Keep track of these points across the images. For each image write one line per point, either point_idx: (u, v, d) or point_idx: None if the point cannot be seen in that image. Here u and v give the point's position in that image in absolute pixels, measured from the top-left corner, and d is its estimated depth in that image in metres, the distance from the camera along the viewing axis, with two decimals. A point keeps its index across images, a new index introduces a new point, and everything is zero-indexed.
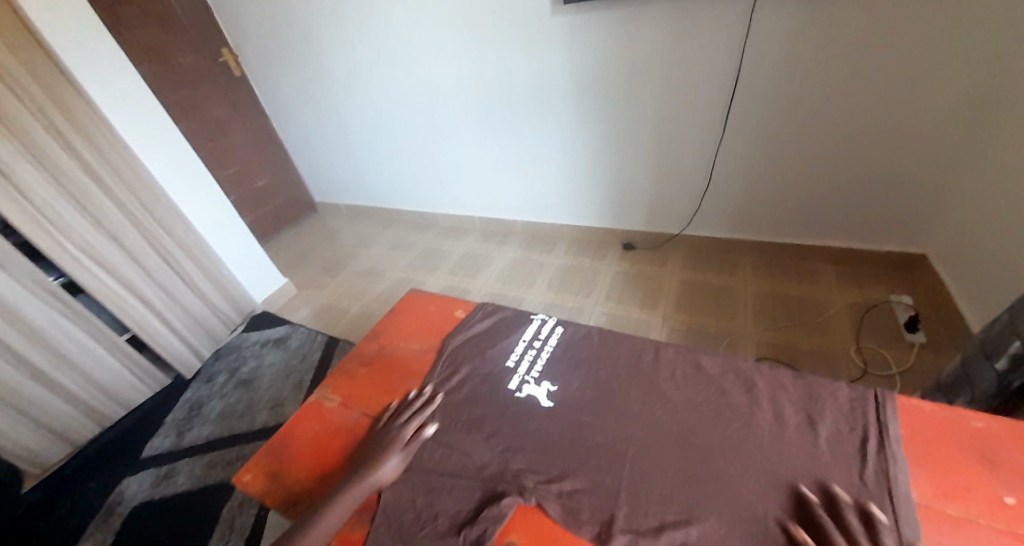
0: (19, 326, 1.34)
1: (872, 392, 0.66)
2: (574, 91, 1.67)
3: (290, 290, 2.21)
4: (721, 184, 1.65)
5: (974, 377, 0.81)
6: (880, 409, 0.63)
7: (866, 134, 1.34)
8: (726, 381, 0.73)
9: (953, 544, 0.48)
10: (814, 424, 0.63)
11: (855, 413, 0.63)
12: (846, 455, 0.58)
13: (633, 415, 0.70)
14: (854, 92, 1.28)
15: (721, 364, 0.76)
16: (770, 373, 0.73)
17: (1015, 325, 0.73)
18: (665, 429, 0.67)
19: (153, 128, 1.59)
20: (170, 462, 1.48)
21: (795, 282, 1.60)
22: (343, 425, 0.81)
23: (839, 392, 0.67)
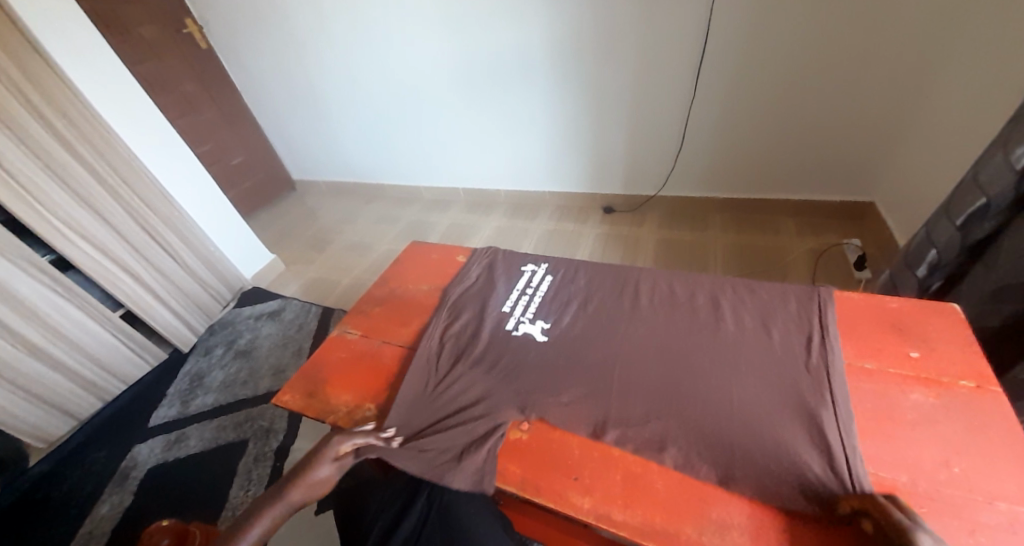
0: (11, 302, 1.34)
1: (816, 300, 0.77)
2: (550, 58, 1.71)
3: (279, 265, 2.23)
4: (692, 144, 1.74)
5: (902, 286, 1.00)
6: (824, 307, 0.75)
7: (822, 92, 1.46)
8: (696, 304, 0.83)
9: (870, 386, 0.62)
10: (767, 322, 0.75)
11: (802, 310, 0.76)
12: (792, 341, 0.71)
13: (619, 336, 0.80)
14: (812, 51, 1.38)
15: (692, 284, 0.88)
16: (732, 295, 0.83)
17: (931, 236, 0.89)
18: (646, 336, 0.78)
19: (127, 100, 1.56)
20: (179, 427, 1.55)
21: (759, 233, 1.75)
22: (366, 351, 0.90)
23: (789, 302, 0.78)
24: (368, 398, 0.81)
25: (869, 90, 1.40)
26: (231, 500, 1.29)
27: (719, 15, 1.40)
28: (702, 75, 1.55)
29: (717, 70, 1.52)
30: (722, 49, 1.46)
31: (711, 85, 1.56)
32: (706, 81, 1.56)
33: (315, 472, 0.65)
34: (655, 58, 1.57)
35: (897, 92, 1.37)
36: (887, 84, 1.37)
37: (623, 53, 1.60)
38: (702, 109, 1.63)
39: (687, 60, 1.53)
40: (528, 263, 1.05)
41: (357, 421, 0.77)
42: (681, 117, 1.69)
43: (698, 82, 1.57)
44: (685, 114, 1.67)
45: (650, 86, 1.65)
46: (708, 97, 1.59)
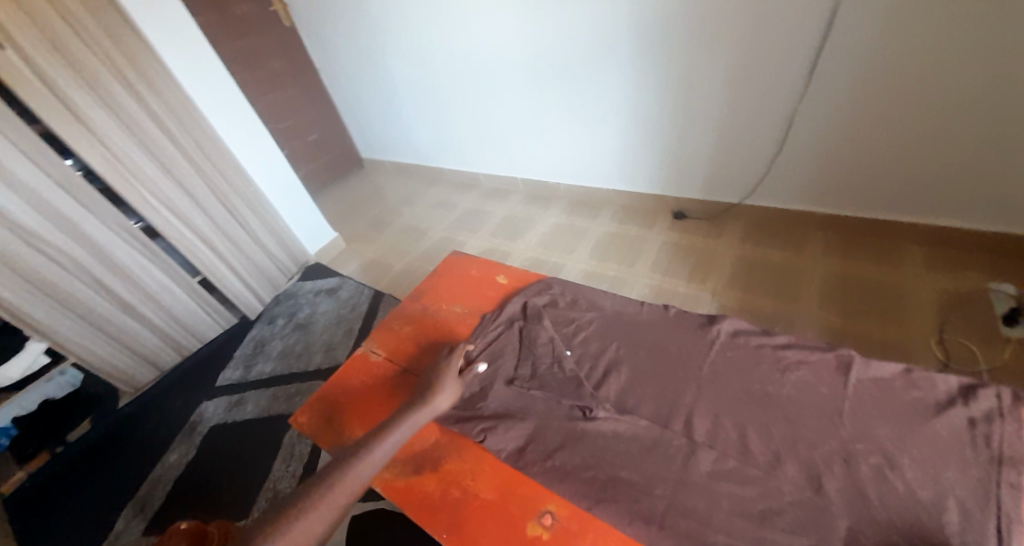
0: (108, 264, 1.49)
1: (994, 521, 0.46)
2: (635, 41, 1.50)
3: (341, 243, 2.30)
4: (797, 149, 1.46)
5: None
6: (999, 470, 0.50)
7: (987, 100, 1.13)
8: (782, 478, 0.56)
9: None
10: (894, 468, 0.53)
11: (957, 463, 0.52)
12: (936, 517, 0.48)
13: (656, 511, 0.56)
14: (990, 43, 1.04)
15: (784, 376, 0.66)
16: (843, 473, 0.54)
17: None
18: (710, 453, 0.60)
19: (212, 79, 1.62)
20: (240, 390, 1.67)
21: (872, 264, 1.44)
22: (388, 380, 0.85)
23: (944, 513, 0.48)
24: None
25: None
26: (274, 472, 1.35)
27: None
28: (819, 71, 1.27)
29: (841, 65, 1.23)
30: (852, 38, 1.18)
31: (829, 83, 1.28)
32: (826, 79, 1.28)
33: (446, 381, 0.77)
34: (762, 46, 1.31)
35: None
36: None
37: (722, 38, 1.35)
38: (814, 111, 1.36)
39: (802, 52, 1.26)
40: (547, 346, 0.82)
41: None
42: (785, 119, 1.42)
43: (813, 78, 1.29)
44: (790, 116, 1.40)
45: (750, 80, 1.39)
46: (823, 97, 1.31)
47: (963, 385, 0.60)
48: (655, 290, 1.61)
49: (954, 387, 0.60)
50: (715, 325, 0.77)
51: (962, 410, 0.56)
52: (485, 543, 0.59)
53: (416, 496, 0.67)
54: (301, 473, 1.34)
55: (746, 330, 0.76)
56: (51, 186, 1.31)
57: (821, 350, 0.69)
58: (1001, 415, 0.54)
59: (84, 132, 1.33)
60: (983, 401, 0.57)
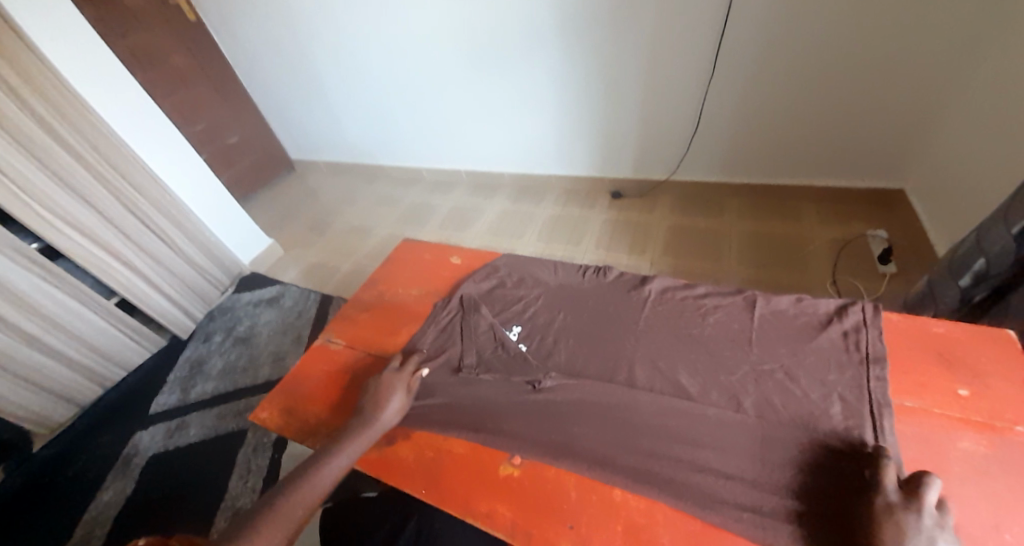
0: (2, 293, 1.31)
1: (868, 407, 0.58)
2: (560, 31, 1.57)
3: (278, 249, 2.18)
4: (709, 126, 1.62)
5: (940, 294, 0.95)
6: (867, 366, 0.62)
7: (851, 76, 1.33)
8: (710, 402, 0.64)
9: (918, 433, 0.56)
10: (793, 379, 0.64)
11: (839, 367, 0.63)
12: (826, 411, 0.59)
13: (610, 447, 0.62)
14: (849, 26, 1.24)
15: (706, 320, 0.76)
16: (757, 390, 0.64)
17: (981, 244, 0.85)
18: (649, 392, 0.67)
19: (112, 80, 1.48)
20: (179, 415, 1.55)
21: (778, 222, 1.64)
22: (351, 364, 0.85)
23: (832, 409, 0.59)
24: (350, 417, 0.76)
25: (906, 75, 1.28)
26: (231, 490, 1.29)
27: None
28: (721, 54, 1.42)
29: (738, 48, 1.39)
30: (746, 23, 1.33)
31: (730, 65, 1.44)
32: (727, 61, 1.43)
33: (394, 389, 0.74)
34: (671, 31, 1.43)
35: (936, 75, 1.25)
36: (922, 67, 1.25)
37: (637, 26, 1.46)
38: (719, 92, 1.51)
39: (705, 37, 1.40)
40: (501, 321, 0.86)
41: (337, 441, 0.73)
42: (697, 100, 1.57)
43: (716, 62, 1.45)
44: (701, 97, 1.56)
45: (664, 64, 1.52)
46: (725, 78, 1.47)
47: (840, 306, 0.72)
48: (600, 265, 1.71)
49: (833, 308, 0.73)
50: (646, 284, 0.85)
51: (838, 325, 0.69)
52: (461, 490, 0.63)
53: (387, 466, 0.69)
54: (261, 488, 1.28)
55: (672, 286, 0.85)
56: None
57: (732, 295, 0.80)
58: (865, 326, 0.68)
59: None
60: (853, 315, 0.70)
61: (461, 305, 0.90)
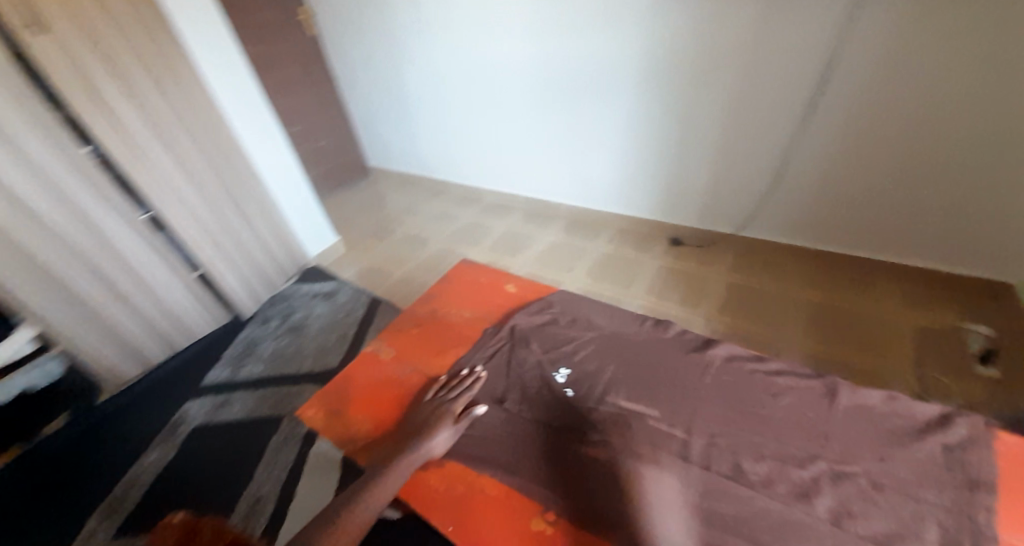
0: (110, 252, 1.48)
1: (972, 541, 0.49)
2: (643, 75, 1.59)
3: (341, 247, 2.31)
4: (790, 186, 1.55)
5: None
6: (973, 493, 0.54)
7: (964, 156, 1.23)
8: (773, 498, 0.58)
9: None
10: (878, 490, 0.56)
11: (937, 486, 0.55)
12: (917, 535, 0.51)
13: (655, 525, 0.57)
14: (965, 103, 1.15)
15: (776, 399, 0.70)
16: (831, 492, 0.57)
17: None
18: (704, 471, 0.62)
19: (235, 81, 1.68)
20: (228, 390, 1.65)
21: (855, 296, 1.50)
22: (395, 378, 0.87)
23: (926, 535, 0.51)
24: (385, 433, 0.76)
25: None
26: (257, 476, 1.34)
27: (849, 52, 1.21)
28: (812, 116, 1.37)
29: (833, 112, 1.33)
30: (845, 88, 1.27)
31: (822, 127, 1.38)
32: (818, 124, 1.37)
33: (442, 428, 0.72)
34: (761, 87, 1.40)
35: None
36: None
37: (726, 78, 1.44)
38: (806, 152, 1.45)
39: (797, 97, 1.36)
40: (546, 360, 0.84)
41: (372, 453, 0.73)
42: (780, 158, 1.51)
43: (805, 123, 1.40)
44: (784, 156, 1.50)
45: (747, 119, 1.49)
46: (813, 140, 1.41)
47: (943, 415, 0.64)
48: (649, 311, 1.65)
49: (933, 415, 0.64)
50: (710, 349, 0.80)
51: (939, 437, 0.60)
52: (489, 532, 0.61)
53: (419, 491, 0.68)
54: (284, 479, 1.32)
55: (740, 355, 0.79)
56: (65, 169, 1.31)
57: (810, 378, 0.73)
58: (976, 445, 0.59)
59: (107, 121, 1.36)
60: (958, 429, 0.61)
61: (511, 337, 0.90)
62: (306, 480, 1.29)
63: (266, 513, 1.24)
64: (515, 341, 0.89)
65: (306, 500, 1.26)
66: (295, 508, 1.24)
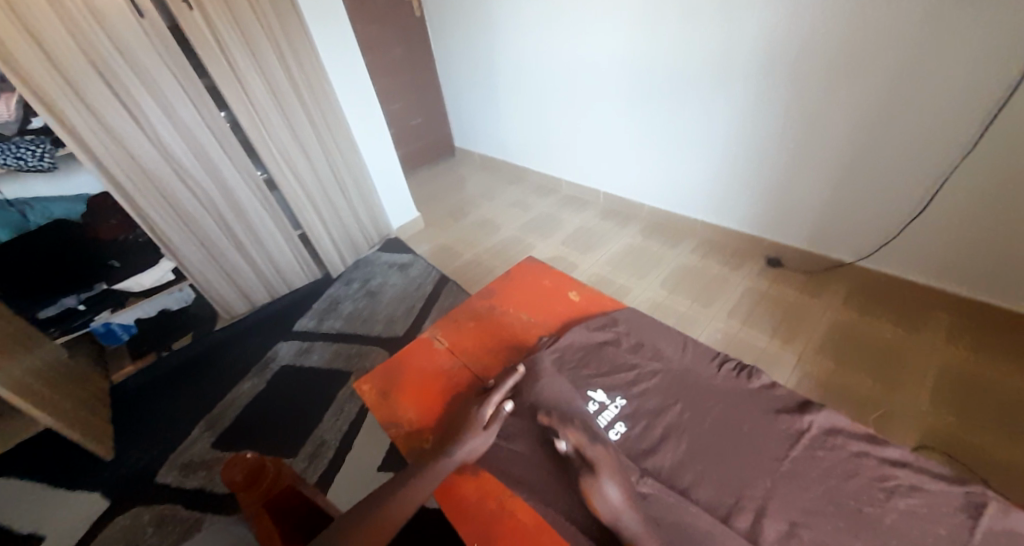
0: (233, 205, 1.70)
1: None
2: (764, 70, 1.39)
3: (420, 223, 2.42)
4: (939, 217, 1.26)
5: None
6: None
7: None
8: None
9: None
10: None
11: None
12: None
13: None
14: None
15: (888, 501, 0.57)
16: None
17: None
18: None
19: (346, 58, 1.79)
20: (311, 339, 1.83)
21: (1008, 366, 1.21)
22: (446, 372, 0.88)
23: None
24: (428, 427, 0.78)
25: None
26: (325, 422, 1.48)
27: None
28: (988, 136, 1.09)
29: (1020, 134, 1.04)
30: None
31: (999, 152, 1.09)
32: (996, 145, 1.09)
33: (474, 435, 0.71)
34: (920, 95, 1.14)
35: None
36: None
37: (873, 80, 1.20)
38: (970, 180, 1.16)
39: (971, 111, 1.09)
40: (602, 386, 0.79)
41: (413, 446, 0.75)
42: (932, 183, 1.23)
43: (977, 145, 1.12)
44: (939, 182, 1.22)
45: (895, 132, 1.23)
46: (984, 166, 1.12)
47: None
48: (727, 337, 1.49)
49: None
50: (805, 414, 0.69)
51: None
52: None
53: (455, 497, 0.69)
54: (346, 430, 1.44)
55: (844, 431, 0.67)
56: (203, 129, 1.52)
57: (937, 483, 0.59)
58: None
59: (238, 89, 1.53)
60: None
61: (568, 351, 0.86)
62: (363, 437, 1.40)
63: (325, 458, 1.37)
64: (572, 358, 0.85)
65: (361, 455, 1.37)
66: (351, 462, 1.35)
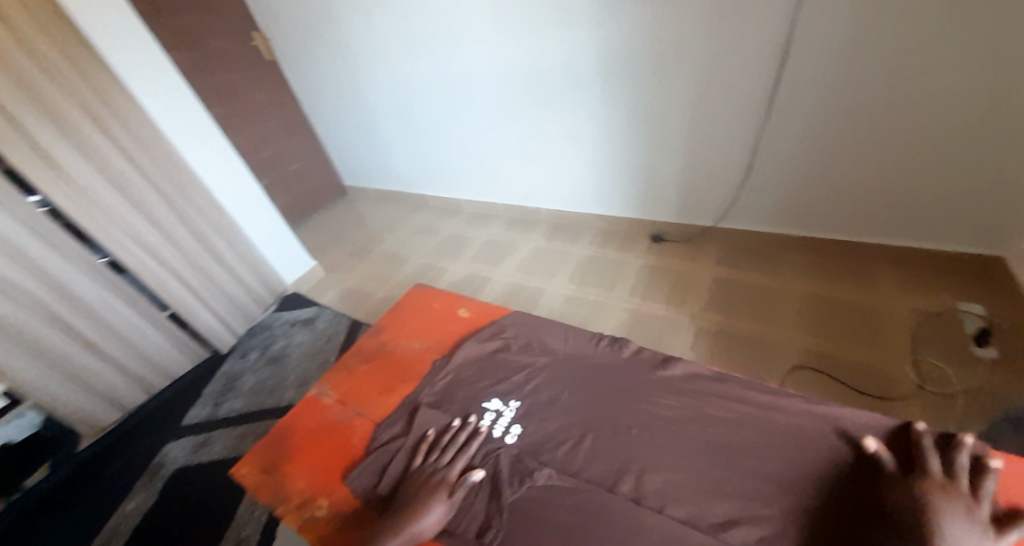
0: (72, 301, 1.44)
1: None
2: (605, 74, 1.55)
3: (318, 271, 2.26)
4: (764, 174, 1.50)
5: None
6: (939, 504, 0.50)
7: (923, 139, 1.21)
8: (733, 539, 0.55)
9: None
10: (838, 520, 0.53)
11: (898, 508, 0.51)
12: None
13: None
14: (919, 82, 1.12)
15: (737, 428, 0.67)
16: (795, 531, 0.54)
17: None
18: (658, 516, 0.59)
19: (191, 117, 1.65)
20: (206, 430, 1.60)
21: (848, 283, 1.46)
22: (339, 423, 0.84)
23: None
24: (323, 490, 0.73)
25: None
26: (238, 517, 1.29)
27: (799, 39, 1.18)
28: (776, 104, 1.33)
29: (797, 98, 1.29)
30: (807, 72, 1.23)
31: (787, 113, 1.33)
32: (781, 112, 1.34)
33: (430, 513, 0.62)
34: (723, 78, 1.36)
35: None
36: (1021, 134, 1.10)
37: (690, 70, 1.40)
38: (774, 143, 1.42)
39: (759, 89, 1.33)
40: (496, 395, 0.81)
41: (306, 515, 0.70)
42: (750, 147, 1.47)
43: (769, 114, 1.36)
44: (753, 148, 1.46)
45: (714, 114, 1.45)
46: (780, 131, 1.38)
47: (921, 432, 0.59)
48: (634, 314, 1.60)
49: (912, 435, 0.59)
50: (668, 369, 0.78)
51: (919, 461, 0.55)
52: None
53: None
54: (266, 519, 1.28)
55: (698, 375, 0.77)
56: (11, 223, 1.28)
57: (778, 395, 0.70)
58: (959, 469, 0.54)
59: (52, 171, 1.32)
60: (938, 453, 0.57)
61: (458, 366, 0.87)
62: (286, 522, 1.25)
63: None
64: (462, 374, 0.86)
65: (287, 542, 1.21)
66: None
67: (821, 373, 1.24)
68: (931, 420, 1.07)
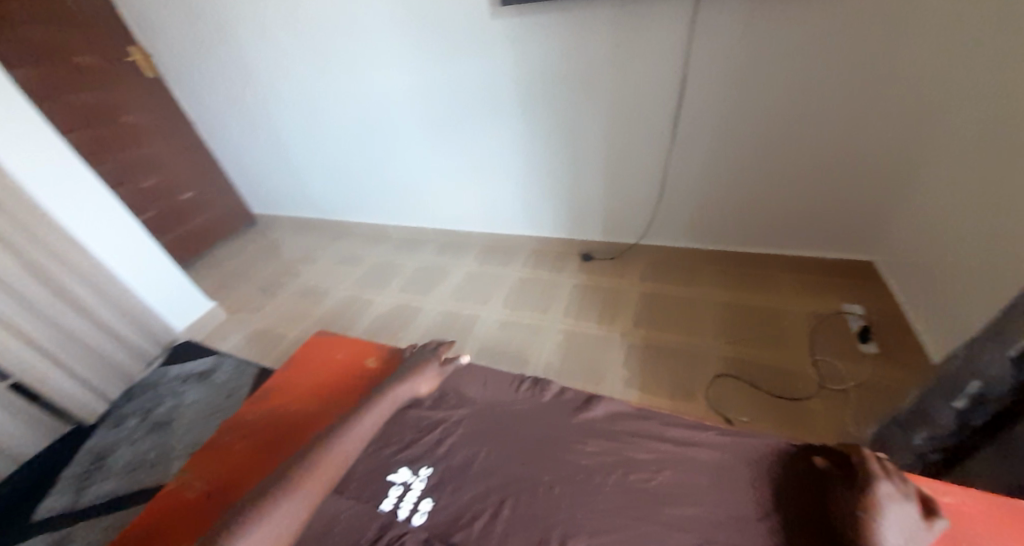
0: None
1: None
2: (523, 97, 1.56)
3: (220, 314, 1.98)
4: (676, 193, 1.60)
5: (904, 441, 0.83)
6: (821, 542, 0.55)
7: (803, 160, 1.37)
8: None
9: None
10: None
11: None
12: None
13: None
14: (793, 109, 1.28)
15: (658, 474, 0.69)
16: None
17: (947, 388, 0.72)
18: None
19: (41, 143, 1.36)
20: (64, 526, 1.28)
21: (756, 292, 1.56)
22: (206, 512, 0.76)
23: None
24: None
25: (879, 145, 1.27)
26: None
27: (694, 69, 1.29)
28: (679, 129, 1.44)
29: (697, 124, 1.40)
30: (703, 100, 1.34)
31: (690, 138, 1.44)
32: (685, 136, 1.45)
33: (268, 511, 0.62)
34: (632, 104, 1.44)
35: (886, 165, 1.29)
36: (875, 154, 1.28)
37: (603, 97, 1.45)
38: (682, 165, 1.52)
39: (665, 114, 1.42)
40: (405, 464, 0.79)
41: None
42: (661, 168, 1.56)
43: (674, 138, 1.46)
44: (663, 170, 1.56)
45: (626, 138, 1.52)
46: (685, 154, 1.49)
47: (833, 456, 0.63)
48: (570, 336, 1.58)
49: None
50: (592, 408, 0.81)
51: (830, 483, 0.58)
52: None
53: None
54: None
55: (619, 413, 0.80)
56: None
57: (697, 429, 0.75)
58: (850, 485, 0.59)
59: None
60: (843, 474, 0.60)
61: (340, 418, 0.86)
62: None
63: None
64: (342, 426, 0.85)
65: None
66: None
67: (740, 381, 1.29)
68: (837, 417, 1.15)
